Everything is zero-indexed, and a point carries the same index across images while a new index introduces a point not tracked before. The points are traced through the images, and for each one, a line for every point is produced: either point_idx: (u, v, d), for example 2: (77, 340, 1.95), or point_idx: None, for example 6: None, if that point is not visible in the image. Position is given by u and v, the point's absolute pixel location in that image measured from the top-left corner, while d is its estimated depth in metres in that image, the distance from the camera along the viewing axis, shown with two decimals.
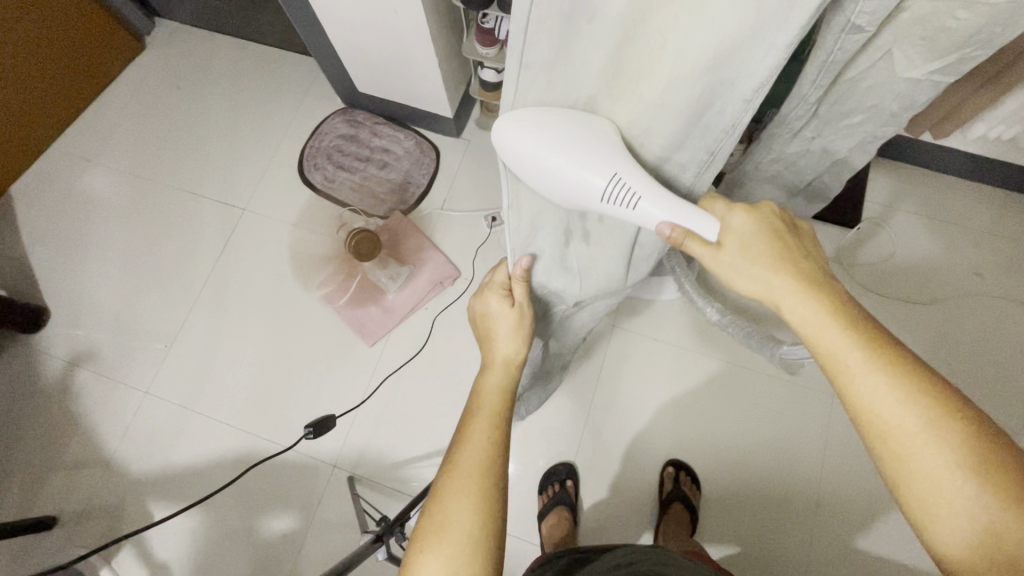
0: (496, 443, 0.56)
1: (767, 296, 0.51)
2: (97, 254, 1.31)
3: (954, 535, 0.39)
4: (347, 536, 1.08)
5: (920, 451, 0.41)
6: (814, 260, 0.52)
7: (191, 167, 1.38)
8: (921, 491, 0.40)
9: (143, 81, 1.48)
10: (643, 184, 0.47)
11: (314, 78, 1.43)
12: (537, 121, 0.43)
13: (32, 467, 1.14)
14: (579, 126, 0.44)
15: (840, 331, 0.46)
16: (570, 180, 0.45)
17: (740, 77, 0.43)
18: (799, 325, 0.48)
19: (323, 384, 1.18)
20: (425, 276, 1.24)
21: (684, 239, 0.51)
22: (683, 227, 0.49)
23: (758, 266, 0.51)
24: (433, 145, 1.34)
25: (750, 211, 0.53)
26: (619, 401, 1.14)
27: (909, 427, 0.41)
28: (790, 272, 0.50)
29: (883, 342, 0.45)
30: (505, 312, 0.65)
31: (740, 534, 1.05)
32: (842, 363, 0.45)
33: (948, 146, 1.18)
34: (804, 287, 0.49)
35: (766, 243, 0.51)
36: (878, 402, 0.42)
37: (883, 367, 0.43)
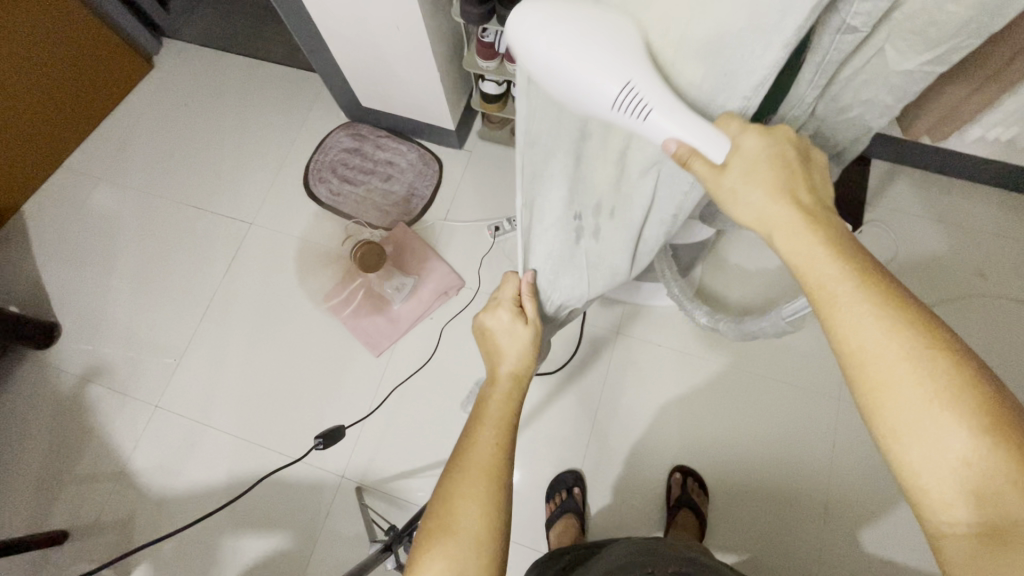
0: (503, 448, 0.57)
1: (759, 226, 0.48)
2: (107, 270, 1.33)
3: (927, 471, 0.38)
4: (355, 546, 1.08)
5: (904, 387, 0.39)
6: (816, 192, 0.49)
7: (198, 183, 1.40)
8: (904, 426, 0.38)
9: (152, 100, 1.51)
10: (658, 95, 0.42)
11: (319, 94, 1.45)
12: (554, 16, 0.39)
13: (44, 481, 1.15)
14: (596, 23, 0.39)
15: (834, 263, 0.43)
16: (580, 85, 0.40)
17: (742, 71, 0.44)
18: (790, 258, 0.46)
19: (332, 395, 1.18)
20: (430, 286, 1.25)
21: (688, 160, 0.46)
22: (692, 143, 0.44)
23: (756, 193, 0.47)
24: (436, 156, 1.36)
25: (762, 133, 0.47)
26: (624, 407, 1.14)
27: (893, 364, 0.39)
28: (787, 201, 0.47)
29: (881, 279, 0.42)
30: (514, 325, 0.66)
31: (750, 539, 1.04)
32: (833, 295, 0.42)
33: (947, 147, 1.19)
34: (804, 220, 0.46)
35: (770, 171, 0.47)
36: (865, 338, 0.40)
37: (872, 300, 0.41)
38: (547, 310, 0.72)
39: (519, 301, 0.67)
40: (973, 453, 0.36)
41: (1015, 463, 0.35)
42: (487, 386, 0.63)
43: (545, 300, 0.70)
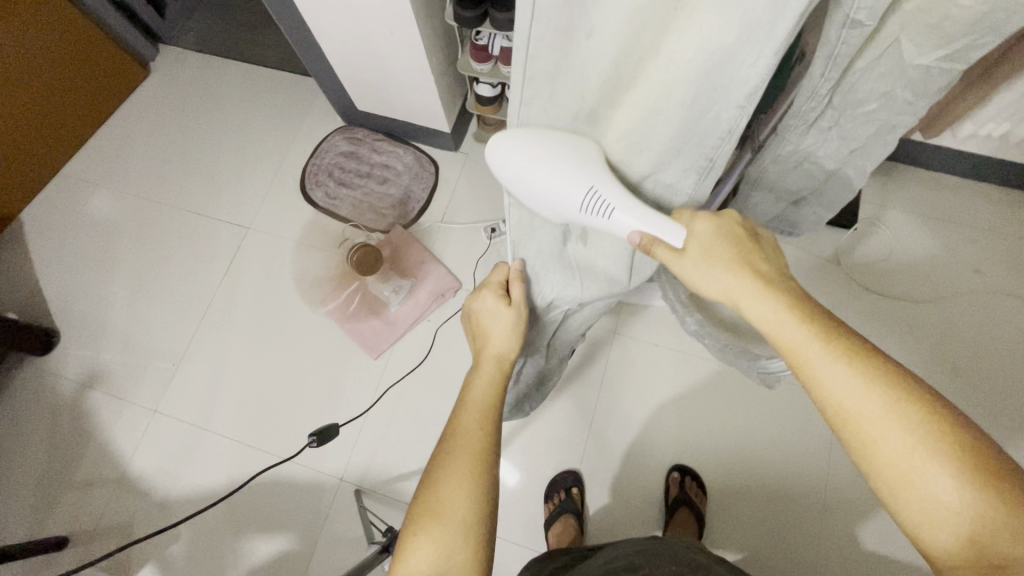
0: (488, 431, 0.58)
1: (731, 296, 0.52)
2: (105, 276, 1.33)
3: (927, 518, 0.39)
4: (354, 548, 1.08)
5: (889, 442, 0.41)
6: (773, 260, 0.54)
7: (195, 188, 1.40)
8: (899, 479, 0.41)
9: (149, 106, 1.51)
10: (619, 198, 0.51)
11: (315, 99, 1.46)
12: (527, 139, 0.48)
13: (44, 488, 1.15)
14: (560, 143, 0.49)
15: (803, 329, 0.47)
16: (549, 196, 0.51)
17: (733, 83, 0.44)
18: (762, 327, 0.49)
19: (330, 397, 1.19)
20: (426, 288, 1.26)
21: (650, 247, 0.53)
22: (651, 234, 0.52)
23: (718, 269, 0.52)
24: (432, 159, 1.36)
25: (712, 217, 0.54)
26: (622, 408, 1.14)
27: (876, 420, 0.42)
28: (748, 272, 0.51)
29: (846, 338, 0.45)
30: (501, 311, 0.67)
31: (748, 538, 1.04)
32: (808, 359, 0.45)
33: (942, 144, 1.19)
34: (765, 289, 0.50)
35: (724, 247, 0.53)
36: (844, 396, 0.43)
37: (843, 361, 0.44)
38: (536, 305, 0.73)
39: (505, 287, 0.68)
40: (963, 500, 0.38)
41: (1002, 500, 0.37)
42: (474, 374, 0.65)
43: (535, 293, 0.71)
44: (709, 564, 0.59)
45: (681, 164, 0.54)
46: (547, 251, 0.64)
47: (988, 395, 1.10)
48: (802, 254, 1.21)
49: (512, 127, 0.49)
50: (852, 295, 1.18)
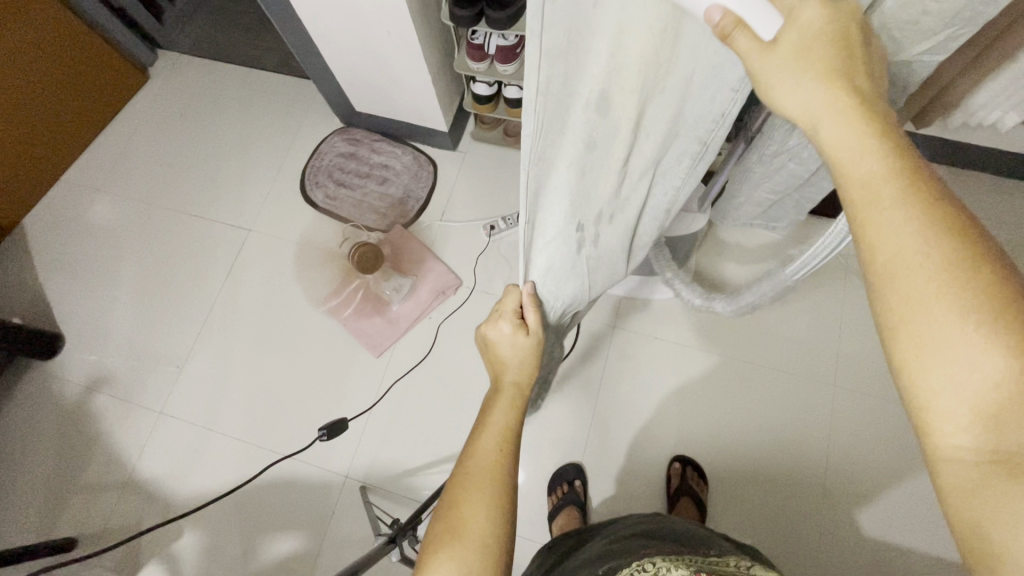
0: (505, 454, 0.58)
1: (799, 113, 0.40)
2: (109, 280, 1.35)
3: (943, 396, 0.33)
4: (361, 544, 1.09)
5: (937, 305, 0.33)
6: (874, 76, 0.40)
7: (197, 192, 1.42)
8: (926, 345, 0.33)
9: (148, 111, 1.52)
10: None
11: (313, 101, 1.47)
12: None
13: (52, 491, 1.16)
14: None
15: (883, 156, 0.36)
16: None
17: (728, 64, 0.46)
18: (829, 149, 0.38)
19: (335, 395, 1.20)
20: (428, 286, 1.27)
21: (730, 33, 0.38)
22: (736, 11, 0.37)
23: (807, 74, 0.38)
24: (430, 158, 1.37)
25: (824, 1, 0.38)
26: (623, 400, 1.15)
27: (931, 277, 0.33)
28: (841, 83, 0.38)
29: (932, 182, 0.35)
30: (516, 336, 0.65)
31: (750, 527, 1.05)
32: (878, 196, 0.35)
33: (935, 135, 1.21)
34: (857, 107, 0.37)
35: (825, 47, 0.38)
36: (902, 245, 0.34)
37: (919, 204, 0.34)
38: (552, 318, 0.72)
39: (521, 312, 0.66)
40: (1002, 384, 0.31)
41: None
42: (490, 399, 0.65)
43: (550, 309, 0.69)
44: (710, 538, 0.61)
45: (678, 151, 0.56)
46: (560, 259, 0.61)
47: None
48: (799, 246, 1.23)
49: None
50: (850, 285, 1.19)
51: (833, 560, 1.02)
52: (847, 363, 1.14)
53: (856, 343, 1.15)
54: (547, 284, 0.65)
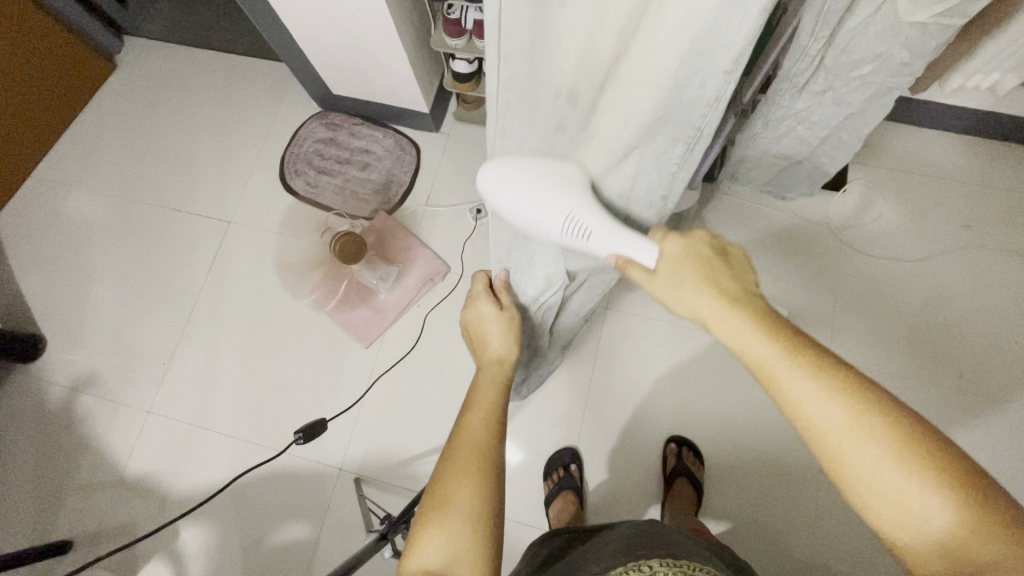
0: (491, 422, 0.59)
1: (698, 314, 0.50)
2: (88, 277, 1.31)
3: (898, 530, 0.38)
4: (358, 535, 1.09)
5: (866, 455, 0.39)
6: (737, 274, 0.52)
7: (173, 183, 1.37)
8: (874, 494, 0.39)
9: (118, 100, 1.47)
10: (598, 221, 0.53)
11: (288, 85, 1.42)
12: (517, 167, 0.49)
13: (43, 494, 1.15)
14: (544, 168, 0.50)
15: (767, 342, 0.44)
16: (531, 221, 0.52)
17: (719, 48, 0.39)
18: (729, 342, 0.47)
19: (324, 389, 1.18)
20: (414, 274, 1.24)
21: (624, 266, 0.54)
22: (624, 254, 0.54)
23: (686, 290, 0.51)
24: (413, 141, 1.33)
25: (679, 236, 0.53)
26: (616, 382, 1.14)
27: (850, 435, 0.39)
28: (712, 292, 0.49)
29: (815, 351, 0.43)
30: (496, 316, 0.69)
31: (746, 504, 1.05)
32: (774, 375, 0.43)
33: (931, 99, 1.17)
34: (731, 308, 0.48)
35: (689, 266, 0.52)
36: (813, 410, 0.41)
37: (810, 374, 0.42)
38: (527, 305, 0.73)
39: (494, 293, 0.70)
40: (943, 512, 0.36)
41: (970, 507, 0.36)
42: (479, 379, 0.67)
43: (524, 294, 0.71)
44: (705, 551, 0.57)
45: (667, 136, 0.49)
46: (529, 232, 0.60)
47: (980, 351, 1.10)
48: (794, 219, 1.20)
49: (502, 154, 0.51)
50: (845, 257, 1.17)
51: (829, 533, 1.02)
52: (842, 337, 1.12)
53: (850, 317, 1.13)
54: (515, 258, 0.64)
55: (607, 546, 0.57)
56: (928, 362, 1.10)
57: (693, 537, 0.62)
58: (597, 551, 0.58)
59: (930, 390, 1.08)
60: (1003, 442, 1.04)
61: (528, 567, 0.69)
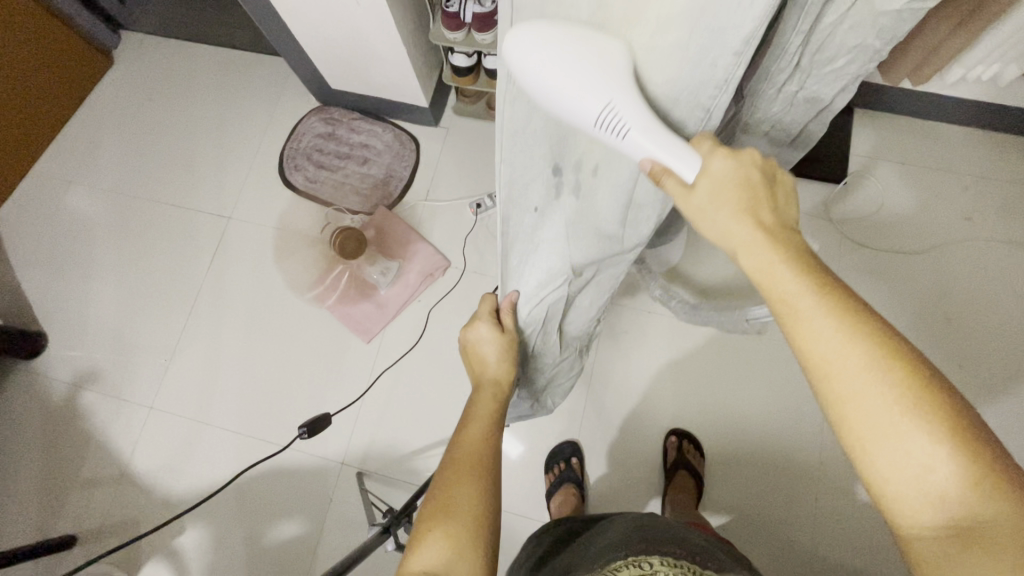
0: (489, 440, 0.62)
1: (724, 242, 0.47)
2: (89, 274, 1.31)
3: (894, 481, 0.37)
4: (361, 528, 1.09)
5: (874, 404, 0.38)
6: (779, 209, 0.48)
7: (173, 179, 1.37)
8: (880, 440, 0.37)
9: (116, 96, 1.46)
10: (637, 115, 0.41)
11: (286, 80, 1.41)
12: (552, 36, 0.38)
13: (47, 490, 1.16)
14: (588, 47, 0.38)
15: (796, 277, 0.42)
16: (563, 104, 0.40)
17: (728, 26, 0.37)
18: (751, 275, 0.45)
19: (326, 384, 1.18)
20: (414, 269, 1.24)
21: (661, 176, 0.45)
22: (665, 162, 0.43)
23: (721, 213, 0.46)
24: (412, 136, 1.33)
25: (730, 152, 0.46)
26: (617, 375, 1.14)
27: (861, 381, 0.38)
28: (749, 221, 0.46)
29: (844, 296, 0.41)
30: (494, 338, 0.70)
31: (746, 496, 1.06)
32: (797, 309, 0.42)
33: (931, 91, 1.17)
34: (766, 240, 0.45)
35: (735, 191, 0.46)
36: (831, 349, 0.40)
37: (834, 315, 0.40)
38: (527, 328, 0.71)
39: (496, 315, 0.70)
40: (950, 472, 0.35)
41: (980, 471, 0.35)
42: (476, 399, 0.70)
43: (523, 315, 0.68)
44: (706, 546, 0.57)
45: (675, 115, 0.45)
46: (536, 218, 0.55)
47: (980, 343, 1.10)
48: (794, 212, 1.20)
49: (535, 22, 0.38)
50: (846, 250, 1.17)
51: (829, 524, 1.03)
52: None
53: None
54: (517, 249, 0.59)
55: (607, 541, 0.57)
56: (928, 354, 1.10)
57: (693, 531, 0.62)
58: (597, 545, 0.58)
59: None
60: (1003, 433, 1.05)
61: (527, 561, 0.69)
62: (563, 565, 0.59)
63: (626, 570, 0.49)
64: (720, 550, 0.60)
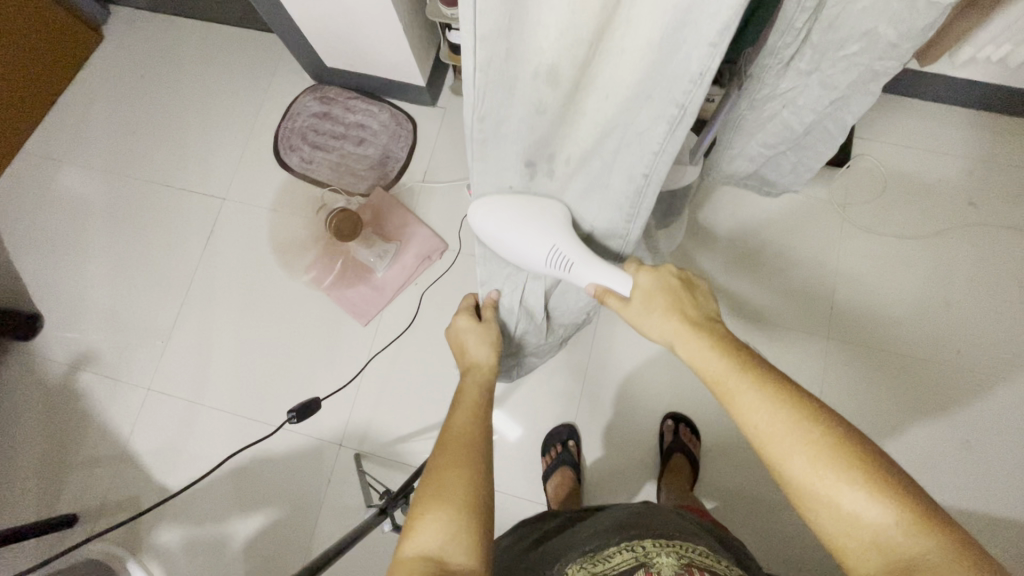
0: (476, 419, 0.62)
1: (663, 338, 0.57)
2: (82, 254, 1.30)
3: (840, 531, 0.42)
4: (358, 509, 1.10)
5: (805, 460, 0.43)
6: (701, 304, 0.58)
7: (166, 159, 1.35)
8: (816, 495, 0.43)
9: (107, 73, 1.43)
10: (577, 253, 0.60)
11: (281, 58, 1.38)
12: (505, 211, 0.58)
13: (46, 469, 1.16)
14: (532, 211, 0.58)
15: (716, 358, 0.51)
16: (520, 254, 0.60)
17: (703, 16, 0.37)
18: (690, 361, 0.54)
19: (323, 366, 1.18)
20: (411, 251, 1.23)
21: (603, 296, 0.61)
22: (603, 284, 0.61)
23: (655, 315, 0.58)
24: (410, 116, 1.30)
25: (652, 269, 0.60)
26: (614, 359, 1.14)
27: (789, 444, 0.44)
28: (675, 317, 0.56)
29: (761, 368, 0.49)
30: (472, 326, 0.74)
31: (740, 479, 1.07)
32: (728, 388, 0.49)
33: (938, 72, 1.15)
34: (691, 330, 0.55)
35: (660, 298, 0.58)
36: (758, 417, 0.46)
37: (753, 386, 0.48)
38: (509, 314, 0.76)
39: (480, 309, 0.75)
40: (876, 510, 0.40)
41: (902, 505, 0.40)
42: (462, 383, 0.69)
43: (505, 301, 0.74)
44: (699, 531, 0.57)
45: (650, 112, 0.47)
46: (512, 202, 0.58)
47: (978, 329, 1.10)
48: (798, 196, 1.18)
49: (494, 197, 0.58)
50: (848, 235, 1.16)
51: None
52: (843, 314, 1.12)
53: (851, 295, 1.13)
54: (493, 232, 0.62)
55: (600, 526, 0.57)
56: (926, 338, 1.10)
57: (687, 517, 0.63)
58: (592, 527, 0.59)
59: (929, 368, 1.09)
60: (999, 419, 1.05)
61: (519, 545, 0.69)
62: (555, 549, 0.60)
63: (622, 554, 0.50)
64: (711, 536, 0.60)
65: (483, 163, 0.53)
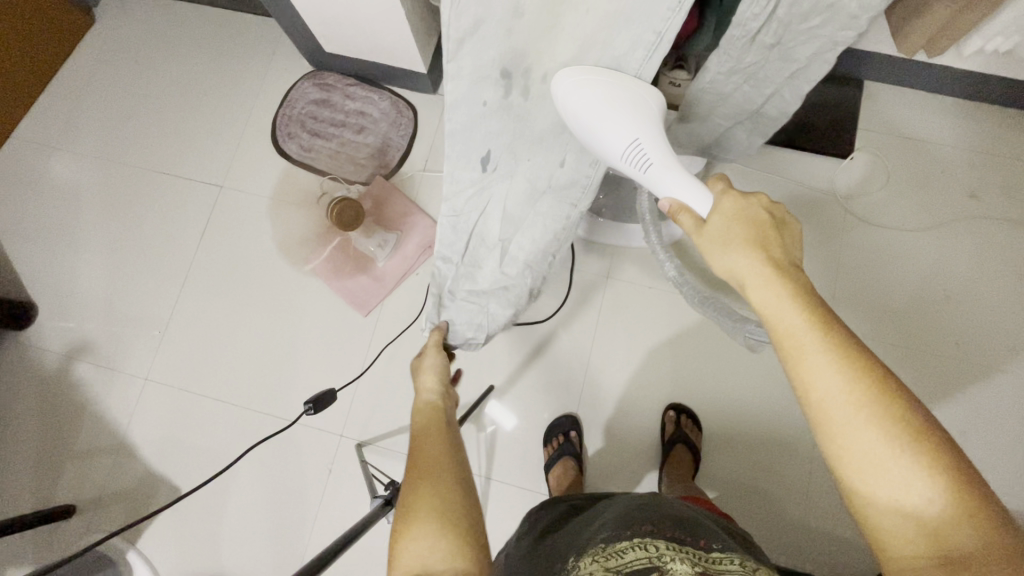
0: (447, 446, 0.60)
1: (734, 276, 0.53)
2: (75, 243, 1.28)
3: (884, 510, 0.42)
4: (360, 499, 1.10)
5: (870, 437, 0.43)
6: (788, 246, 0.54)
7: (160, 146, 1.32)
8: (871, 473, 0.42)
9: (99, 58, 1.40)
10: (658, 154, 0.57)
11: (279, 43, 1.36)
12: (592, 83, 0.53)
13: (42, 460, 1.15)
14: (620, 93, 0.54)
15: (798, 312, 0.48)
16: (600, 141, 0.56)
17: None
18: (761, 308, 0.51)
19: (323, 356, 1.17)
20: (412, 241, 1.22)
21: (677, 212, 0.58)
22: (677, 198, 0.58)
23: (731, 247, 0.53)
24: (410, 103, 1.29)
25: (743, 200, 0.55)
26: (615, 350, 1.14)
27: (856, 420, 0.43)
28: (759, 255, 0.52)
29: (843, 335, 0.46)
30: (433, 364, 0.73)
31: (740, 470, 1.08)
32: (800, 345, 0.47)
33: (943, 64, 1.15)
34: (775, 274, 0.50)
35: (744, 233, 0.54)
36: (826, 384, 0.45)
37: (834, 352, 0.45)
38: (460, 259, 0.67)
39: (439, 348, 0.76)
40: (931, 498, 0.41)
41: (960, 497, 0.40)
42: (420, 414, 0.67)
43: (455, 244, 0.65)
44: (710, 525, 0.58)
45: (628, 36, 0.51)
46: (482, 122, 0.52)
47: (979, 321, 1.11)
48: (801, 189, 1.18)
49: (583, 66, 0.53)
50: (852, 228, 1.16)
51: (819, 500, 1.05)
52: (845, 311, 1.12)
53: (852, 288, 1.13)
54: (460, 148, 0.54)
55: (614, 514, 0.57)
56: (925, 332, 1.11)
57: (694, 507, 0.63)
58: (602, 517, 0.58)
59: (926, 361, 1.09)
60: (997, 412, 1.06)
61: (523, 541, 0.69)
62: (563, 543, 0.59)
63: (634, 552, 0.49)
64: (717, 524, 0.62)
65: (457, 62, 0.45)
